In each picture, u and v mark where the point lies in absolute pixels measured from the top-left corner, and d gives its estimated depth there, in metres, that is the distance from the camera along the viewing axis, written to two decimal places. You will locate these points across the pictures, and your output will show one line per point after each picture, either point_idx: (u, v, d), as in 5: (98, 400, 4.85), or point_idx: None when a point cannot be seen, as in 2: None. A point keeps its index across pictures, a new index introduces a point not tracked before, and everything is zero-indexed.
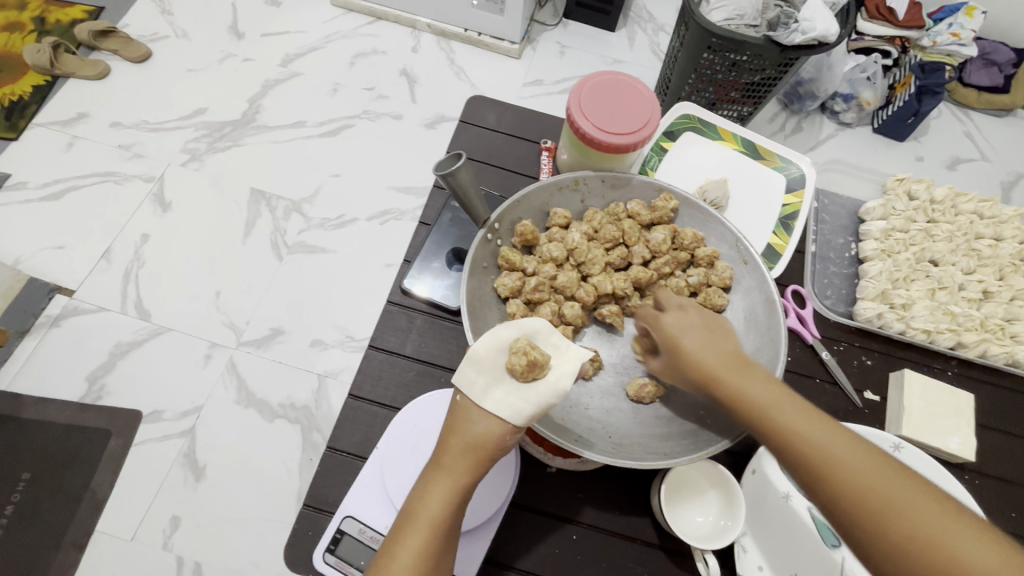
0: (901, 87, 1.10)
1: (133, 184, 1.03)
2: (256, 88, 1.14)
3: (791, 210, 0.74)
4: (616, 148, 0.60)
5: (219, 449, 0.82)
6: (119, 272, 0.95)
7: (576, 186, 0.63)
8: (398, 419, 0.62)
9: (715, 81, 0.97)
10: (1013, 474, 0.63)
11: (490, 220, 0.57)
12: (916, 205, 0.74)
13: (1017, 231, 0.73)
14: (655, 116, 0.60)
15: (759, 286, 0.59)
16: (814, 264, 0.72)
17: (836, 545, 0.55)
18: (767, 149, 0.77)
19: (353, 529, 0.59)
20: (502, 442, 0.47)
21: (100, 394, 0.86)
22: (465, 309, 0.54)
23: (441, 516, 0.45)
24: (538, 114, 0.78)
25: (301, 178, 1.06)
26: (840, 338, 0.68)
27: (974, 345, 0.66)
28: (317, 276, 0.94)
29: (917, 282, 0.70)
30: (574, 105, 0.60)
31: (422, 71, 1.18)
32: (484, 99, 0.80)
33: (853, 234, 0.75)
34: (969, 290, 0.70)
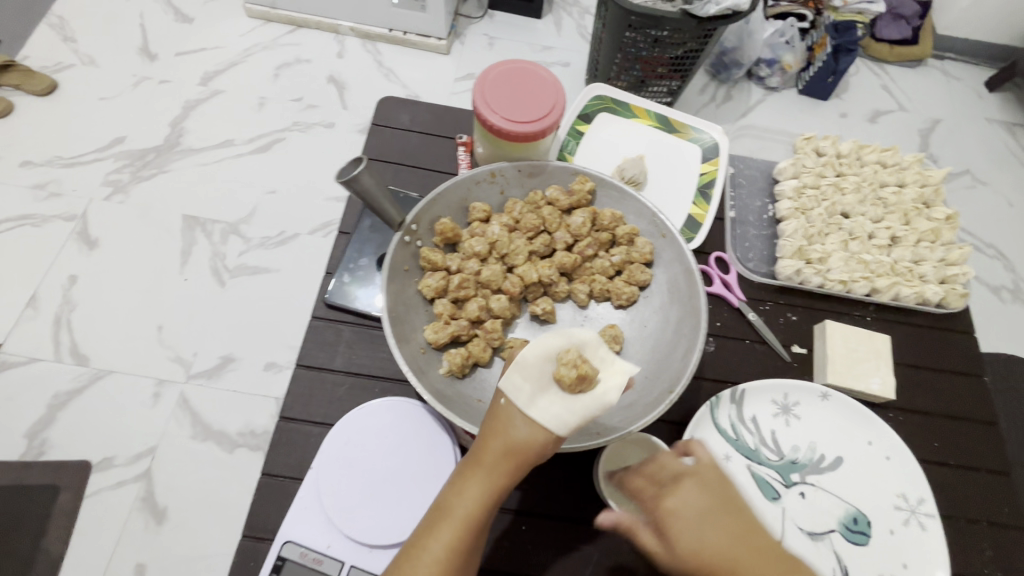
0: (819, 48, 1.15)
1: (52, 225, 0.98)
2: (177, 111, 1.09)
3: (708, 178, 0.76)
4: (527, 137, 0.60)
5: (179, 488, 0.79)
6: (48, 318, 0.90)
7: (492, 179, 0.63)
8: (330, 436, 0.60)
9: (640, 58, 0.98)
10: (936, 404, 0.65)
11: (405, 222, 0.56)
12: (824, 161, 0.77)
13: (917, 176, 0.77)
14: (561, 103, 0.60)
15: (678, 257, 0.60)
16: (733, 228, 0.74)
17: (777, 498, 0.58)
18: (680, 122, 0.79)
19: (295, 554, 0.56)
20: (543, 449, 0.45)
21: (42, 449, 0.82)
22: (386, 315, 0.53)
23: (472, 516, 0.44)
24: (451, 109, 0.77)
25: (235, 198, 1.02)
26: (766, 297, 0.69)
27: (887, 289, 0.69)
28: (263, 298, 0.92)
29: (831, 236, 0.72)
30: (479, 100, 0.60)
31: (350, 76, 1.16)
32: (394, 100, 0.77)
33: (769, 196, 0.77)
34: (878, 238, 0.73)
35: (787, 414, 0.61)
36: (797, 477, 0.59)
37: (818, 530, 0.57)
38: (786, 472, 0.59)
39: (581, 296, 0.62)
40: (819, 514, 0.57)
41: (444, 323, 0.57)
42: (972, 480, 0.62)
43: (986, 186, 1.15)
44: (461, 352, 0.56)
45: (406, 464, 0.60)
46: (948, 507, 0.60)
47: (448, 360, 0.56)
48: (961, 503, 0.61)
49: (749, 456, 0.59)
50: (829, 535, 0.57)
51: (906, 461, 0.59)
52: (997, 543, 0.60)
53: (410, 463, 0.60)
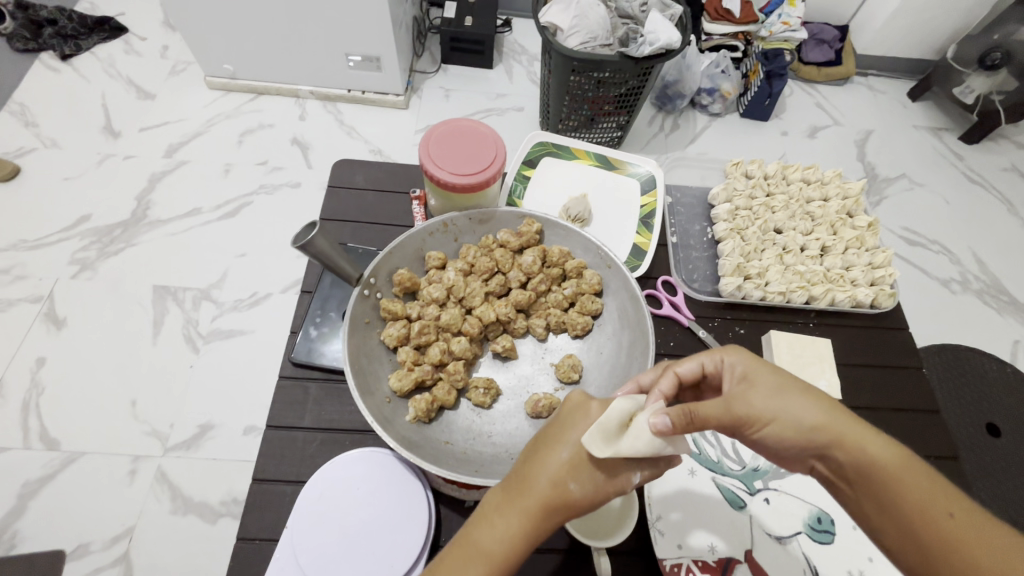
0: (753, 75, 1.23)
1: (18, 308, 0.97)
2: (142, 184, 1.11)
3: (648, 209, 0.79)
4: (475, 186, 0.63)
5: (161, 567, 0.76)
6: (16, 405, 0.88)
7: (445, 229, 0.66)
8: (306, 488, 0.55)
9: (586, 99, 1.04)
10: (883, 400, 0.68)
11: (364, 276, 0.58)
12: (753, 183, 0.83)
13: (838, 188, 0.82)
14: (501, 152, 0.64)
15: (624, 285, 0.63)
16: (676, 252, 0.77)
17: (744, 506, 0.58)
18: (618, 159, 0.84)
19: None
20: (593, 501, 0.42)
21: (12, 542, 0.78)
22: (348, 368, 0.53)
23: (501, 559, 0.41)
24: (403, 167, 0.79)
25: (206, 264, 1.03)
26: (714, 314, 0.72)
27: (823, 295, 0.72)
28: (237, 360, 0.91)
29: (767, 252, 0.77)
30: (425, 158, 0.63)
31: (312, 137, 1.19)
32: (347, 162, 0.79)
33: (707, 220, 0.82)
34: (810, 249, 0.78)
35: None
36: (760, 483, 0.60)
37: (786, 534, 0.57)
38: (749, 480, 0.60)
39: (539, 330, 0.64)
40: (784, 518, 0.58)
41: (408, 370, 0.58)
42: None
43: (923, 186, 1.23)
44: (425, 396, 0.57)
45: (388, 511, 0.54)
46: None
47: (413, 406, 0.56)
48: None
49: (712, 469, 0.60)
50: (796, 538, 0.57)
51: None
52: None
53: (385, 512, 0.55)
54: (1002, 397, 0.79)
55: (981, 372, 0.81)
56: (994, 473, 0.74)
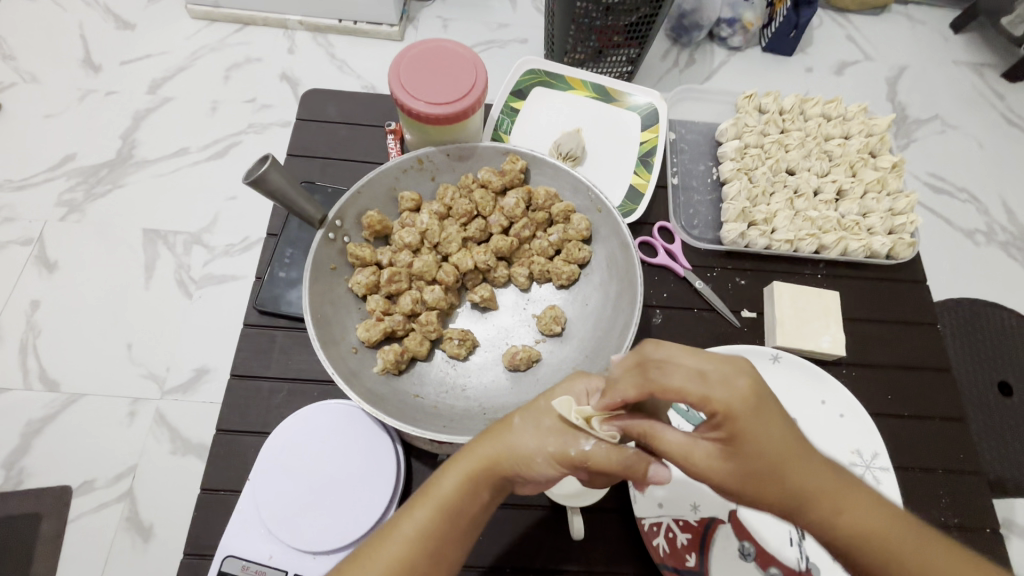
0: (778, 4, 1.13)
1: (9, 250, 0.95)
2: (126, 123, 1.06)
3: (649, 146, 0.74)
4: (454, 118, 0.58)
5: (163, 504, 0.79)
6: (14, 346, 0.88)
7: (421, 166, 0.61)
8: (267, 443, 0.55)
9: (594, 28, 0.95)
10: (889, 359, 0.65)
11: (327, 219, 0.55)
12: (766, 118, 0.76)
13: (861, 126, 0.76)
14: (481, 77, 0.59)
15: (614, 232, 0.59)
16: (677, 195, 0.73)
17: None
18: (617, 90, 0.77)
19: (236, 568, 0.52)
20: (538, 460, 0.44)
21: (20, 478, 0.81)
22: (309, 319, 0.51)
23: (449, 501, 0.44)
24: (378, 98, 0.74)
25: (195, 208, 1.00)
26: (713, 264, 0.68)
27: (835, 245, 0.68)
28: (230, 306, 0.90)
29: (776, 195, 0.71)
30: (397, 88, 0.57)
31: (302, 72, 1.12)
32: (321, 92, 0.74)
33: (712, 159, 0.76)
34: (825, 192, 0.72)
35: None
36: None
37: None
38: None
39: (521, 279, 0.61)
40: None
41: (377, 320, 0.56)
42: (927, 430, 0.62)
43: (955, 129, 1.14)
44: (395, 347, 0.55)
45: (350, 466, 0.54)
46: (900, 459, 0.60)
47: (381, 357, 0.55)
48: (923, 450, 0.61)
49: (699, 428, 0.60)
50: None
51: (859, 416, 0.59)
52: (956, 487, 0.60)
53: (348, 466, 0.54)
54: (1015, 355, 0.76)
55: (996, 328, 0.77)
56: (999, 432, 0.72)
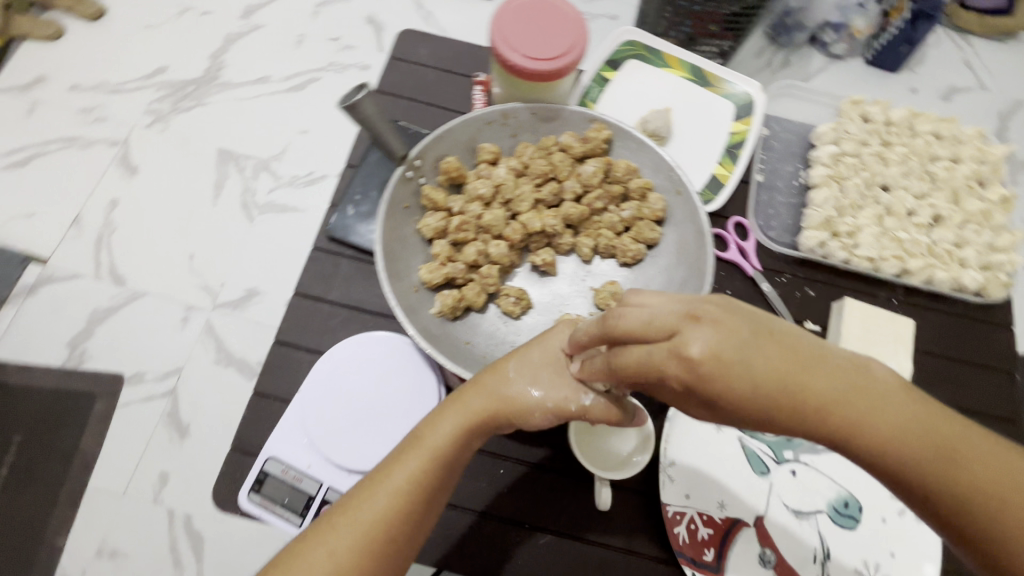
0: (895, 13, 1.02)
1: (98, 148, 1.01)
2: (217, 43, 1.10)
3: (738, 138, 0.75)
4: (547, 76, 0.59)
5: (202, 407, 0.84)
6: (90, 238, 0.95)
7: (504, 120, 0.64)
8: (318, 365, 0.68)
9: (692, 12, 0.91)
10: (959, 395, 0.67)
11: (407, 157, 0.59)
12: (870, 128, 0.75)
13: (973, 152, 0.73)
14: (583, 38, 0.58)
15: (691, 217, 0.61)
16: (758, 193, 0.74)
17: (766, 473, 0.65)
18: (715, 75, 0.78)
19: (277, 469, 0.64)
20: (527, 408, 0.51)
21: (81, 358, 0.88)
22: (380, 251, 0.57)
23: (441, 450, 0.50)
24: (472, 48, 0.79)
25: (269, 136, 1.03)
26: (784, 269, 0.70)
27: (919, 271, 0.68)
28: (289, 236, 0.94)
29: (866, 209, 0.70)
30: (496, 36, 0.58)
31: (388, 18, 1.12)
32: (417, 34, 0.79)
33: (802, 161, 0.76)
34: (919, 216, 0.70)
35: None
36: (788, 454, 0.66)
37: (804, 509, 0.64)
38: (778, 448, 0.66)
39: (585, 250, 0.65)
40: (807, 490, 0.65)
41: (440, 265, 0.61)
42: None
43: None
44: (453, 294, 0.60)
45: (386, 400, 0.66)
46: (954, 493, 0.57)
47: (440, 301, 0.60)
48: None
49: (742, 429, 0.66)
50: (815, 514, 0.64)
51: None
52: None
53: (383, 401, 0.66)
54: None
55: None
56: None
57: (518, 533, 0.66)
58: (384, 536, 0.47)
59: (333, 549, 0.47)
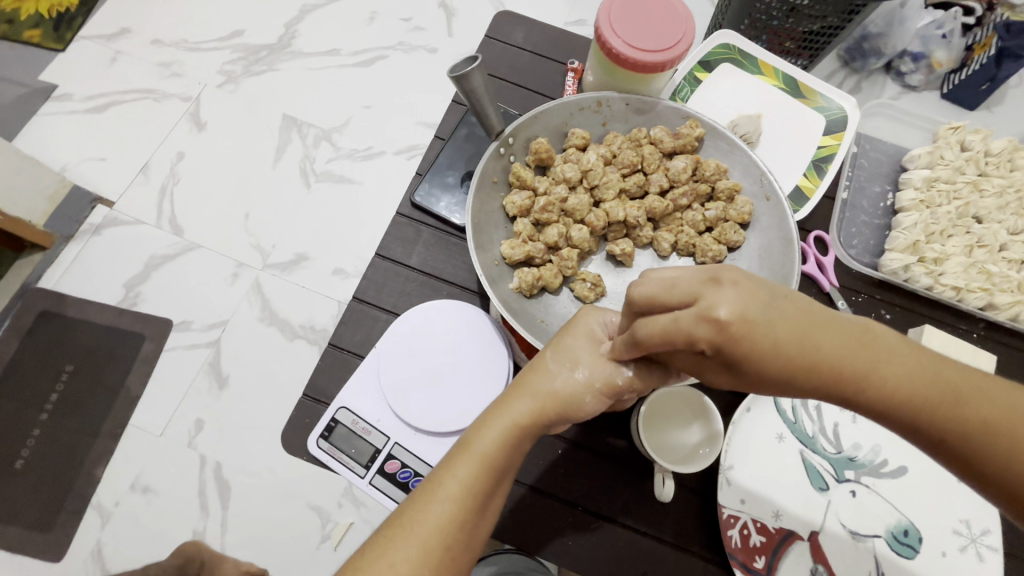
0: (981, 49, 1.00)
1: (170, 102, 1.05)
2: (293, 13, 1.13)
3: (827, 152, 0.75)
4: (648, 67, 0.62)
5: (243, 361, 0.86)
6: (155, 187, 0.99)
7: (598, 108, 0.67)
8: (395, 325, 0.70)
9: (770, 27, 0.90)
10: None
11: (502, 133, 0.62)
12: (967, 156, 0.73)
13: None
14: (689, 34, 0.61)
15: (778, 224, 0.63)
16: (843, 210, 0.75)
17: (825, 489, 0.63)
18: (810, 87, 0.78)
19: (347, 419, 0.69)
20: (576, 398, 0.48)
21: (135, 300, 0.91)
22: (470, 222, 0.60)
23: (491, 457, 0.48)
24: (565, 35, 0.81)
25: (333, 107, 1.05)
26: (862, 289, 0.71)
27: (1008, 307, 0.68)
28: (343, 205, 0.95)
29: (955, 237, 0.70)
30: (604, 20, 0.62)
31: (461, 4, 1.13)
32: (512, 15, 0.82)
33: (891, 183, 0.76)
34: (1011, 251, 0.70)
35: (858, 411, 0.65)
36: (850, 474, 0.64)
37: (861, 531, 0.62)
38: (840, 467, 0.64)
39: (665, 245, 0.66)
40: (866, 513, 0.62)
41: (522, 242, 0.64)
42: None
43: None
44: (532, 273, 0.63)
45: (458, 364, 0.69)
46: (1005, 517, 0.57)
47: (519, 277, 0.63)
48: None
49: (804, 442, 0.65)
50: (872, 540, 0.61)
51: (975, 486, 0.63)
52: None
53: (455, 364, 0.69)
54: None
55: None
56: None
57: (573, 516, 0.66)
58: (445, 543, 0.46)
59: (395, 561, 0.45)
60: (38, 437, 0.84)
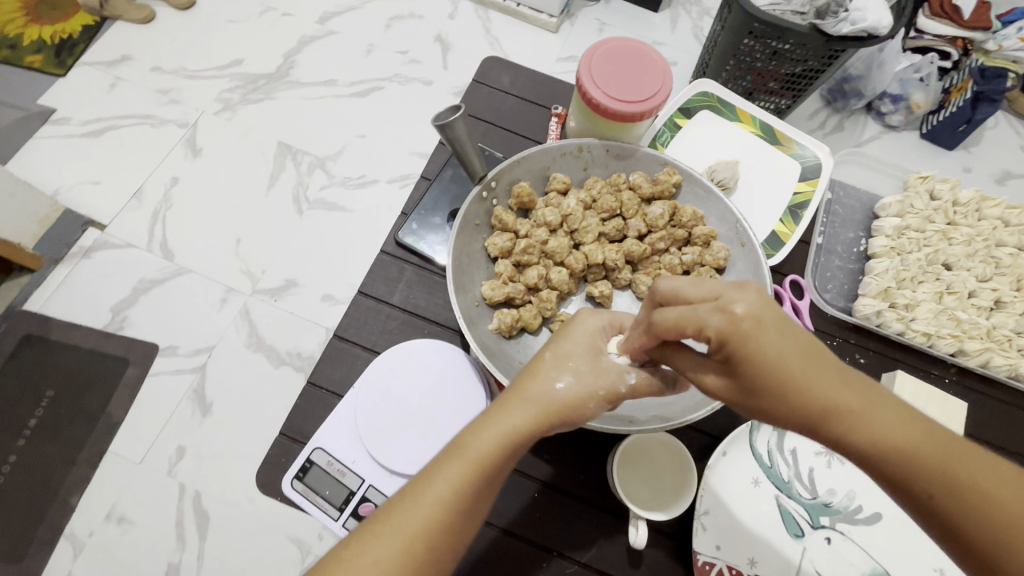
0: (957, 92, 1.04)
1: (167, 128, 1.07)
2: (292, 44, 1.15)
3: (802, 198, 0.78)
4: (628, 118, 0.65)
5: (227, 388, 0.85)
6: (148, 211, 0.99)
7: (579, 154, 0.69)
8: (375, 363, 0.71)
9: (753, 68, 0.93)
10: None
11: (486, 177, 0.63)
12: (936, 206, 0.76)
13: None
14: (667, 87, 0.64)
15: (753, 269, 0.65)
16: (818, 255, 0.77)
17: (800, 535, 0.63)
18: (785, 135, 0.81)
19: (321, 460, 0.69)
20: (576, 403, 0.48)
21: (122, 325, 0.91)
22: (451, 262, 0.61)
23: (486, 459, 0.47)
24: (550, 81, 0.84)
25: (327, 136, 1.07)
26: (835, 333, 0.73)
27: (976, 354, 0.69)
28: (335, 233, 0.96)
29: (925, 284, 0.73)
30: (585, 74, 0.64)
31: (456, 38, 1.17)
32: (499, 61, 0.85)
33: (864, 230, 0.78)
34: (980, 297, 0.72)
35: (831, 455, 0.66)
36: (825, 520, 0.63)
37: None
38: (815, 513, 0.64)
39: (643, 288, 0.68)
40: (841, 561, 0.62)
41: (502, 283, 0.64)
42: None
43: None
44: (511, 314, 0.64)
45: (434, 404, 0.69)
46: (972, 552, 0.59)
47: (498, 318, 0.63)
48: None
49: (779, 487, 0.64)
50: None
51: None
52: None
53: (429, 407, 0.69)
54: None
55: None
56: None
57: (545, 562, 0.65)
58: (426, 544, 0.46)
59: (377, 557, 0.45)
60: (14, 465, 0.82)
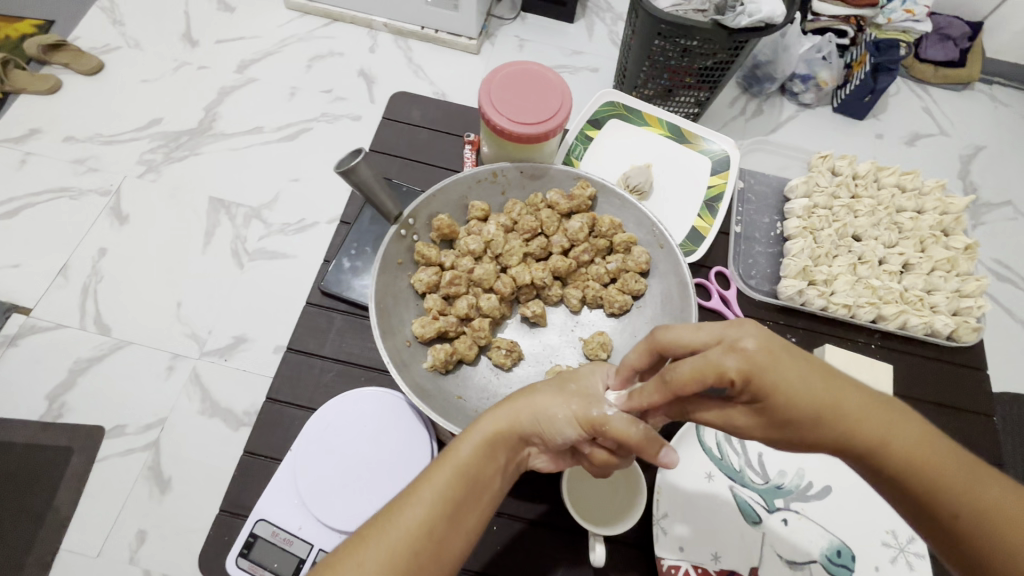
0: (857, 66, 1.11)
1: (88, 198, 1.02)
2: (212, 96, 1.13)
3: (716, 191, 0.81)
4: (533, 139, 0.66)
5: (183, 460, 0.81)
6: (76, 287, 0.94)
7: (494, 178, 0.70)
8: (312, 420, 0.69)
9: (668, 67, 0.96)
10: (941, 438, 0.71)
11: (401, 216, 0.63)
12: (838, 181, 0.81)
13: (936, 203, 0.80)
14: (566, 105, 0.66)
15: (674, 269, 0.66)
16: (738, 243, 0.80)
17: (758, 522, 0.64)
18: (692, 133, 0.84)
19: (267, 531, 0.65)
20: (559, 419, 0.47)
21: (60, 412, 0.86)
22: (374, 307, 0.60)
23: (470, 462, 0.46)
24: (459, 110, 0.86)
25: (259, 184, 1.05)
26: (766, 317, 0.75)
27: (894, 317, 0.73)
28: (280, 282, 0.93)
29: (839, 258, 0.76)
30: (486, 103, 0.66)
31: (380, 71, 1.17)
32: (405, 96, 0.86)
33: (779, 213, 0.82)
34: (889, 263, 0.77)
35: None
36: (780, 502, 0.65)
37: (798, 558, 0.62)
38: (770, 497, 0.65)
39: (574, 301, 0.69)
40: (800, 540, 0.63)
41: (432, 319, 0.65)
42: None
43: None
44: (445, 348, 0.63)
45: (379, 453, 0.68)
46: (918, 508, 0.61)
47: (432, 355, 0.63)
48: None
49: (732, 477, 0.65)
50: (810, 565, 0.62)
51: None
52: None
53: (371, 458, 0.68)
54: None
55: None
56: None
57: None
58: (413, 551, 0.42)
59: (364, 560, 0.42)
60: None
